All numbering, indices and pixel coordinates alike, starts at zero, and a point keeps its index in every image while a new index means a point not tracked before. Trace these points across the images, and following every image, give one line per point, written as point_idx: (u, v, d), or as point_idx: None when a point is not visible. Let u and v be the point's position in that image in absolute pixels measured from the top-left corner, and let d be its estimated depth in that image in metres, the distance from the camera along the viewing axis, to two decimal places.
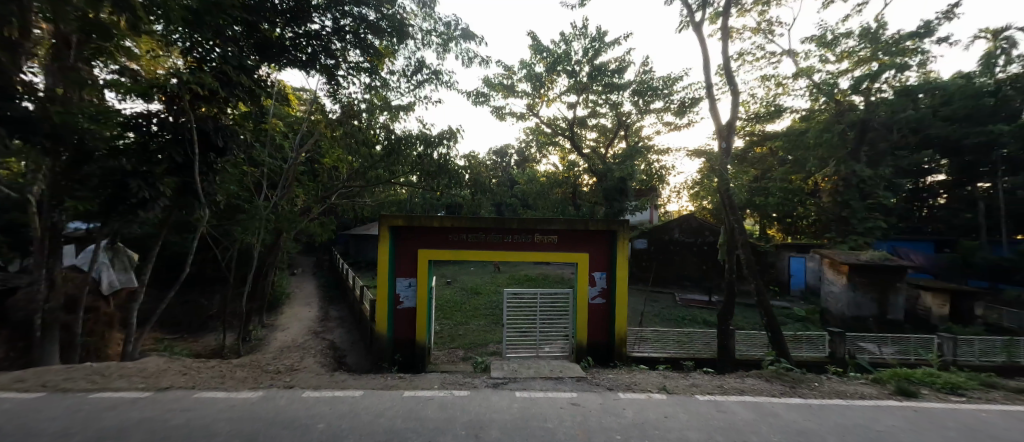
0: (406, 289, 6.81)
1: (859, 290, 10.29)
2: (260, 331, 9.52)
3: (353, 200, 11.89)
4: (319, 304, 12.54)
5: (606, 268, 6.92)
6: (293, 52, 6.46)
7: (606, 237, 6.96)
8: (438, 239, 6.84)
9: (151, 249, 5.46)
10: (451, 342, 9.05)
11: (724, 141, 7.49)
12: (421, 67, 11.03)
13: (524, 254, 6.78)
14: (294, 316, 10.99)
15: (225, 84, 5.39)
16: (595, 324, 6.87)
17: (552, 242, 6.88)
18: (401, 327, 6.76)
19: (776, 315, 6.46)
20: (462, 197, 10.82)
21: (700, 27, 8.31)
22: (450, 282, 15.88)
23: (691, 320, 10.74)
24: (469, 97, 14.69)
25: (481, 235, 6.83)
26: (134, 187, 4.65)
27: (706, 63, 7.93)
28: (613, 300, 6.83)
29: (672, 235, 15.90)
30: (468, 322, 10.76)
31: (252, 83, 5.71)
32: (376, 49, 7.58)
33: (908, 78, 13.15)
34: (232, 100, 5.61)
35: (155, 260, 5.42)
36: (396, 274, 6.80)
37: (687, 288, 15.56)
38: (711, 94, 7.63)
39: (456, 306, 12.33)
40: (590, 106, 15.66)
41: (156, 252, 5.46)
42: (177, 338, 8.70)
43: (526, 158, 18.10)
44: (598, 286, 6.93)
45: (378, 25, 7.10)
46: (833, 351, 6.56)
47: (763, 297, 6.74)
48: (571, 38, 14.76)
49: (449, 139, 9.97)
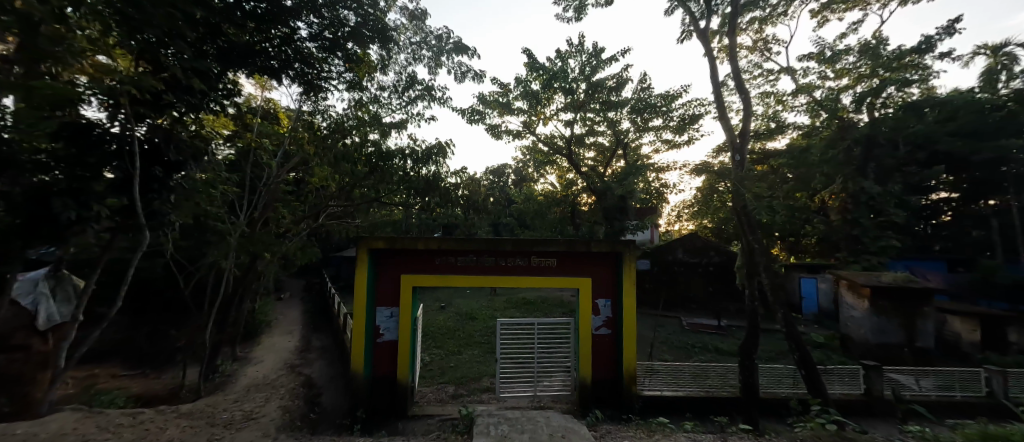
0: (387, 320, 6.05)
1: (884, 314, 9.58)
2: (231, 365, 8.70)
3: (340, 220, 11.25)
4: (301, 332, 11.71)
5: (611, 295, 6.22)
6: (263, 58, 5.92)
7: (611, 259, 6.28)
8: (423, 262, 6.16)
9: (89, 278, 4.77)
10: (441, 375, 8.23)
11: (738, 153, 6.94)
12: (412, 83, 10.60)
13: (520, 280, 6.07)
14: (272, 347, 10.15)
15: (184, 94, 4.84)
16: (600, 359, 6.12)
17: (551, 265, 6.20)
18: (382, 363, 5.99)
19: (808, 348, 5.72)
20: (456, 216, 10.18)
21: (705, 36, 7.86)
22: (445, 307, 15.01)
23: (702, 347, 9.97)
24: (463, 115, 14.23)
25: (471, 258, 6.17)
26: (58, 206, 3.97)
27: (714, 72, 7.45)
28: (619, 330, 6.09)
29: (674, 255, 15.24)
30: (460, 352, 9.93)
31: (212, 92, 5.11)
32: (360, 58, 7.07)
33: (912, 94, 12.80)
34: (187, 110, 4.97)
35: (97, 290, 4.77)
36: (376, 303, 6.07)
37: (693, 311, 14.75)
38: (721, 103, 7.11)
39: (448, 333, 11.49)
40: (587, 124, 15.22)
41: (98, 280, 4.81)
42: (135, 376, 7.89)
43: (524, 177, 17.56)
44: (602, 315, 6.19)
45: (360, 32, 6.60)
46: (869, 388, 5.90)
47: (792, 328, 6.00)
48: (567, 55, 14.46)
49: (438, 154, 9.37)
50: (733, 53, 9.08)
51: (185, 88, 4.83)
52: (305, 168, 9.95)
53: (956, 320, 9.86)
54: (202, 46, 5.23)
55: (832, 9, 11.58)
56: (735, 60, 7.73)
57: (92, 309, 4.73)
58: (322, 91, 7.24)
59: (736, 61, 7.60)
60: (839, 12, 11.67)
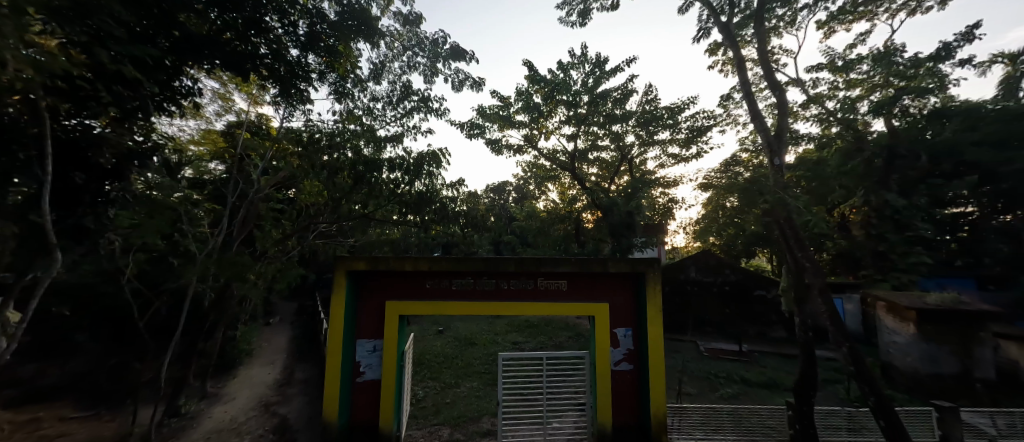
0: (368, 355, 5.15)
1: (932, 341, 8.76)
2: (196, 404, 7.69)
3: (330, 239, 10.41)
4: (284, 362, 10.71)
5: (631, 323, 5.33)
6: (229, 49, 5.17)
7: (630, 280, 5.42)
8: (411, 286, 5.29)
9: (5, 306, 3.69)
10: (435, 415, 7.24)
11: (775, 156, 6.29)
12: (407, 93, 9.95)
13: (525, 306, 5.17)
14: (248, 381, 9.12)
15: (124, 87, 4.20)
16: (621, 400, 5.21)
17: (561, 289, 5.32)
18: (361, 406, 5.08)
19: (881, 390, 4.88)
20: (455, 235, 9.26)
21: (726, 32, 7.17)
22: (443, 331, 13.94)
23: (727, 378, 8.96)
24: (462, 129, 13.54)
25: (468, 281, 5.29)
26: None
27: (742, 69, 6.75)
28: (643, 366, 5.18)
29: (687, 274, 14.25)
30: (457, 384, 8.92)
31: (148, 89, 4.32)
32: (339, 52, 6.17)
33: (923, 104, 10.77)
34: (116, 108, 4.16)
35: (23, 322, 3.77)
36: (356, 335, 5.18)
37: (710, 335, 13.74)
38: (754, 103, 6.45)
39: (444, 362, 10.45)
40: (590, 138, 14.50)
41: (22, 311, 3.78)
42: (86, 419, 7.01)
43: (526, 194, 16.77)
44: (622, 347, 5.29)
45: (340, 24, 5.95)
46: (946, 434, 5.04)
47: (862, 367, 5.06)
48: (569, 66, 13.84)
49: (431, 164, 8.51)
50: (746, 61, 8.56)
51: (122, 79, 4.14)
52: (293, 184, 9.17)
53: (1012, 346, 8.91)
54: (154, 37, 4.47)
55: (839, 21, 11.02)
56: (762, 60, 7.07)
57: (10, 345, 3.72)
58: (304, 101, 6.49)
59: (765, 63, 6.94)
60: (847, 22, 11.12)
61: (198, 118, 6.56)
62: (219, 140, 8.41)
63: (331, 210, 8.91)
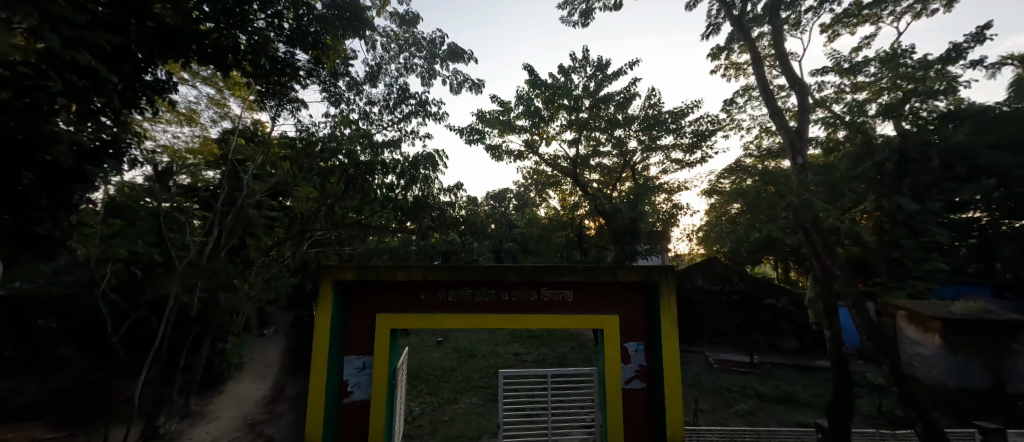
0: (357, 373, 4.72)
1: (961, 353, 8.47)
2: (178, 424, 7.25)
3: (324, 247, 10.02)
4: (276, 376, 10.28)
5: (643, 337, 4.90)
6: (204, 41, 4.77)
7: (640, 290, 5.00)
8: (403, 297, 4.87)
9: None
10: (432, 435, 6.79)
11: (797, 156, 6.07)
12: (404, 96, 9.65)
13: (527, 319, 4.75)
14: (236, 398, 8.69)
15: (80, 76, 3.96)
16: (634, 422, 4.77)
17: (566, 300, 4.91)
18: (349, 430, 4.65)
19: (932, 415, 4.56)
20: (453, 243, 8.87)
21: (740, 27, 6.85)
22: (441, 343, 13.46)
23: (739, 392, 8.50)
24: (461, 134, 13.18)
25: (465, 292, 4.88)
26: None
27: (758, 66, 6.43)
28: (657, 384, 4.75)
29: (693, 282, 13.82)
30: (456, 400, 8.47)
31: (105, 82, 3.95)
32: (328, 45, 5.82)
33: (934, 106, 10.40)
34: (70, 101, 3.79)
35: None
36: (343, 352, 4.76)
37: (719, 346, 13.26)
38: (773, 100, 6.20)
39: (442, 375, 9.98)
40: (590, 143, 14.15)
41: None
42: None
43: (527, 201, 16.37)
44: (633, 364, 4.86)
45: (327, 17, 5.61)
46: None
47: (905, 386, 4.70)
48: (571, 70, 13.57)
49: (427, 166, 8.09)
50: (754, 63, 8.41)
51: (77, 68, 3.89)
52: (286, 191, 8.78)
53: None
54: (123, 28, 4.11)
55: (844, 23, 10.67)
56: (776, 59, 6.74)
57: None
58: (294, 100, 6.12)
59: (780, 60, 6.62)
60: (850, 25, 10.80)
61: (191, 122, 6.26)
62: (213, 148, 8.14)
63: (325, 217, 8.55)
